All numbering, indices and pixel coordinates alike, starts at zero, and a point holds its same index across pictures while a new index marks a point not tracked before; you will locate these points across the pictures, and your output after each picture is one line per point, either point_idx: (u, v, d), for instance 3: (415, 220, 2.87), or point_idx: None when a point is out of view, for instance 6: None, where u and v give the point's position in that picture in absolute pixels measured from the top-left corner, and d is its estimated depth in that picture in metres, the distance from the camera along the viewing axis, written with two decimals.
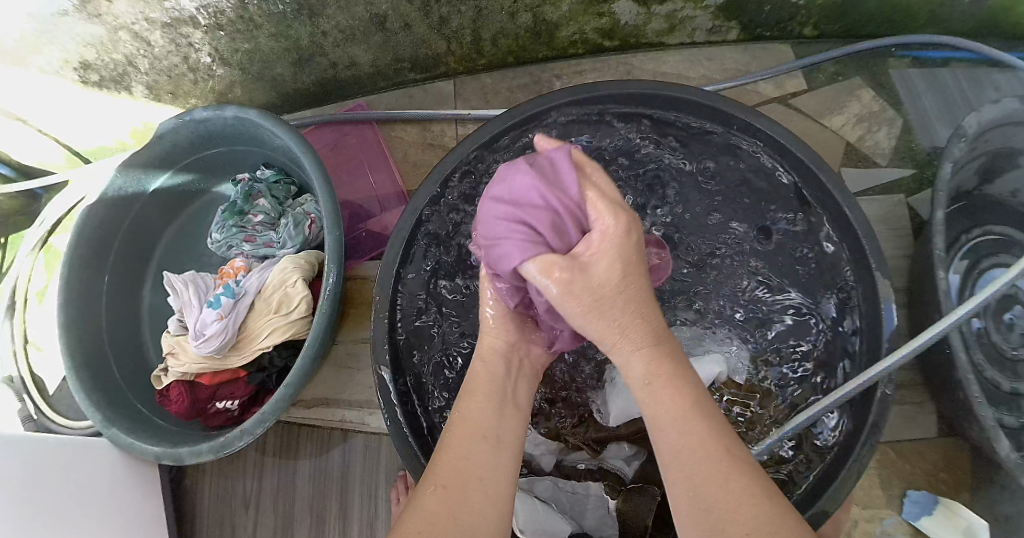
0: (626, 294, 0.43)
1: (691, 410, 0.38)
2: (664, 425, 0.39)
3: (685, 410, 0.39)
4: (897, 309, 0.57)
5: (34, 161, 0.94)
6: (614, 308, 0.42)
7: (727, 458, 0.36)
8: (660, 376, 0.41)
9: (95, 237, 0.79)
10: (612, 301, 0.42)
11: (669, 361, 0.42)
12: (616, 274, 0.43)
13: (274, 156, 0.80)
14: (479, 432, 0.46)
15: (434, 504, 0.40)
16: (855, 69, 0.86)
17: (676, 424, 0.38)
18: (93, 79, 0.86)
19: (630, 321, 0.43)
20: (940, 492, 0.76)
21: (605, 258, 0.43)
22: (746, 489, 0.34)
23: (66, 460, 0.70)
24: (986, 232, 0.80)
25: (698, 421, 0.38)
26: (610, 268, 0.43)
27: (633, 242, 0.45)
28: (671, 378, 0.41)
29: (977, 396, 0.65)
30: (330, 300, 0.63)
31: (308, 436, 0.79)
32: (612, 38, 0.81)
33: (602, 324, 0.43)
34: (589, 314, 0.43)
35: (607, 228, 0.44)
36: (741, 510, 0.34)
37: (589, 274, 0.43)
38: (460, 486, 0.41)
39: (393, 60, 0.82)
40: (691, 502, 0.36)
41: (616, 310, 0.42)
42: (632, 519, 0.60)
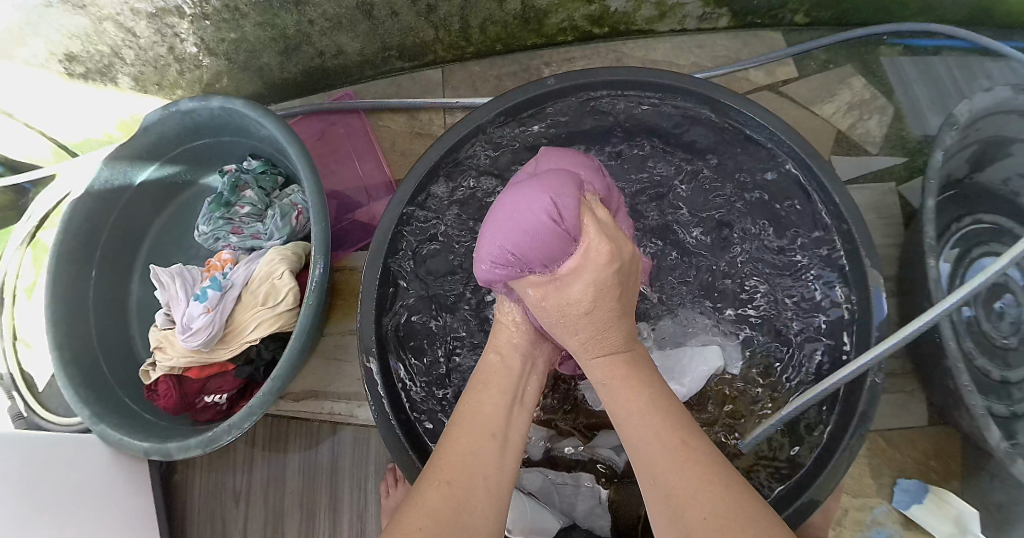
0: (592, 314, 0.49)
1: (649, 410, 0.43)
2: (624, 420, 0.43)
3: (640, 405, 0.43)
4: (886, 296, 0.57)
5: (23, 157, 0.93)
6: (577, 324, 0.49)
7: (681, 446, 0.39)
8: (616, 377, 0.46)
9: (82, 231, 0.79)
10: (576, 319, 0.49)
11: (634, 370, 0.47)
12: (587, 295, 0.49)
13: (261, 147, 0.79)
14: (485, 430, 0.46)
15: (438, 499, 0.40)
16: (847, 56, 0.85)
17: (633, 418, 0.43)
18: (78, 71, 0.84)
19: (595, 336, 0.49)
20: (930, 480, 0.76)
21: (581, 280, 0.49)
22: (704, 477, 0.37)
23: (56, 461, 0.69)
24: (976, 221, 0.80)
25: (657, 418, 0.42)
26: (580, 290, 0.49)
27: (615, 263, 0.49)
28: (624, 382, 0.46)
29: (967, 385, 0.65)
30: (317, 292, 0.62)
31: (297, 429, 0.78)
32: (602, 25, 0.80)
33: (572, 337, 0.50)
34: (560, 325, 0.50)
35: (588, 257, 0.49)
36: (699, 497, 0.36)
37: (563, 292, 0.49)
38: (464, 482, 0.42)
39: (381, 48, 0.81)
40: (656, 495, 0.38)
41: (579, 326, 0.49)
42: (624, 509, 0.59)
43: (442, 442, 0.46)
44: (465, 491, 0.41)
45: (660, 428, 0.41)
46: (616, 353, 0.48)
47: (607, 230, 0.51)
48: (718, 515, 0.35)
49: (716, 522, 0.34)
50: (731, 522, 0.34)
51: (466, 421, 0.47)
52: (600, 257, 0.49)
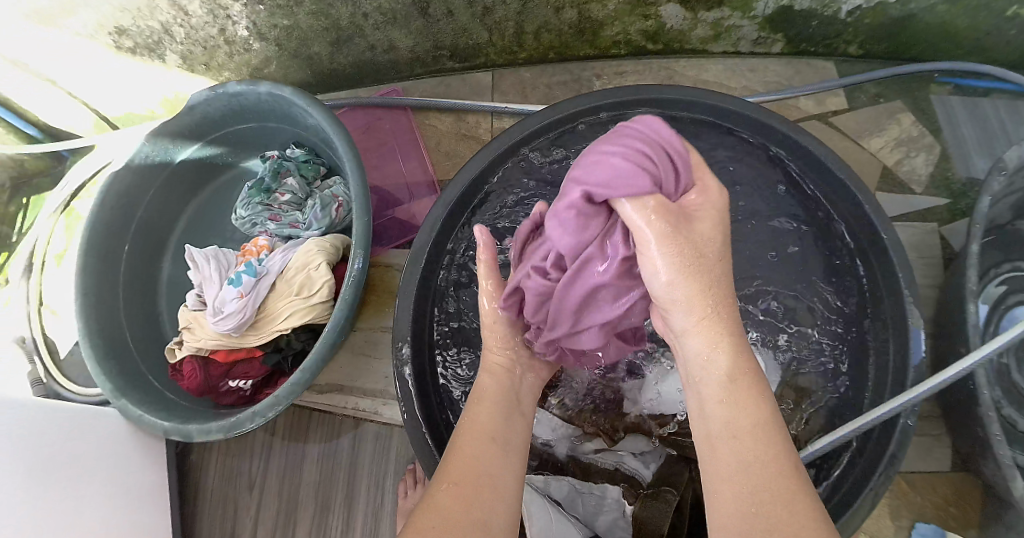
0: (724, 265, 0.41)
1: (771, 426, 0.38)
2: (740, 431, 0.37)
3: (764, 420, 0.38)
4: (925, 336, 0.57)
5: (65, 126, 0.95)
6: (711, 267, 0.40)
7: (795, 482, 0.35)
8: (744, 377, 0.39)
9: (120, 204, 0.79)
10: (714, 261, 0.40)
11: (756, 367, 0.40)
12: (719, 236, 0.41)
13: (305, 136, 0.79)
14: (488, 434, 0.46)
15: (452, 500, 0.39)
16: (897, 92, 0.84)
17: (754, 435, 0.37)
18: (126, 44, 0.85)
19: (724, 305, 0.41)
20: (949, 527, 0.74)
21: (709, 217, 0.41)
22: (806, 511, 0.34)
23: (74, 431, 0.69)
24: (1014, 268, 0.78)
25: (773, 437, 0.37)
26: (714, 238, 0.40)
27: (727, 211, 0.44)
28: (751, 386, 0.39)
29: (997, 434, 0.63)
30: (353, 287, 0.62)
31: (319, 421, 0.79)
32: (656, 41, 0.79)
33: (700, 284, 0.39)
34: (690, 268, 0.39)
35: (712, 199, 0.42)
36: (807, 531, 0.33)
37: (693, 224, 0.40)
38: (474, 486, 0.41)
39: (433, 47, 0.81)
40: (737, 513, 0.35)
41: (716, 277, 0.40)
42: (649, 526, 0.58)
43: (452, 443, 0.46)
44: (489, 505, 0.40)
45: (774, 449, 0.36)
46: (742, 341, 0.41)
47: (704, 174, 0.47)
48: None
49: None
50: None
51: (470, 425, 0.47)
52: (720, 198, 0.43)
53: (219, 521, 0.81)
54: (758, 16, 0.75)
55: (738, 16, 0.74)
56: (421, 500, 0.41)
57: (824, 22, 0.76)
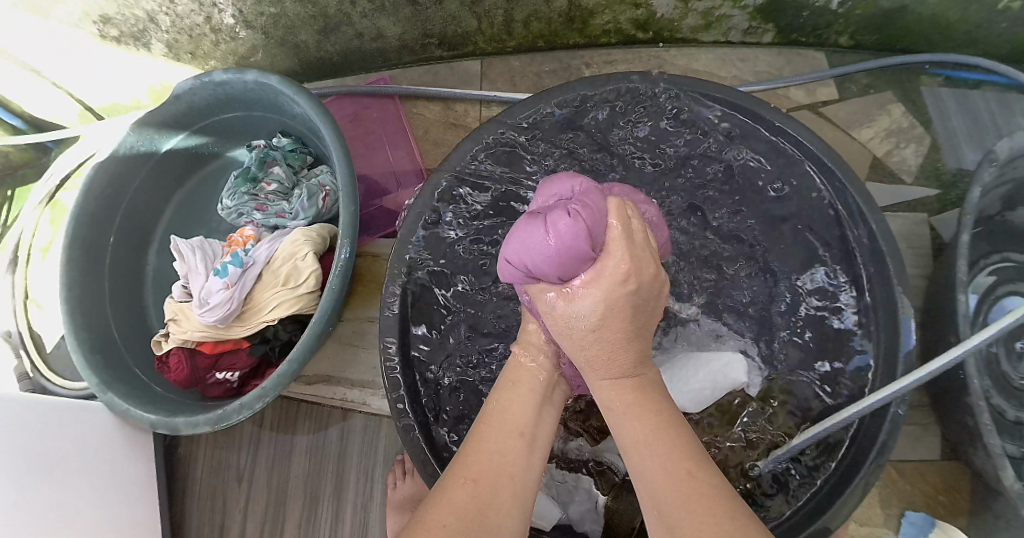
0: (600, 333, 0.46)
1: (657, 437, 0.41)
2: (630, 448, 0.42)
3: (647, 434, 0.41)
4: (916, 326, 0.57)
5: (49, 117, 0.93)
6: (584, 340, 0.46)
7: (686, 480, 0.37)
8: (620, 404, 0.45)
9: (105, 194, 0.78)
10: (584, 335, 0.46)
11: (639, 391, 0.45)
12: (596, 309, 0.45)
13: (292, 124, 0.78)
14: (515, 428, 0.45)
15: (465, 499, 0.39)
16: (887, 83, 0.83)
17: (638, 447, 0.41)
18: (112, 33, 0.84)
19: (596, 356, 0.47)
20: (938, 516, 0.73)
21: (589, 300, 0.45)
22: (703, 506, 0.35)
23: (59, 423, 0.68)
24: (1004, 259, 0.76)
25: (663, 444, 0.40)
26: (590, 312, 0.45)
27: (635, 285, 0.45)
28: (636, 406, 0.44)
29: (987, 424, 0.62)
30: (340, 276, 0.61)
31: (307, 413, 0.78)
32: (646, 30, 0.79)
33: (575, 348, 0.47)
34: (570, 340, 0.48)
35: (604, 279, 0.45)
36: (704, 526, 0.34)
37: (573, 309, 0.47)
38: (490, 485, 0.40)
39: (421, 34, 0.81)
40: (659, 526, 0.37)
41: (586, 343, 0.46)
42: (619, 519, 0.61)
43: (471, 434, 0.46)
44: (508, 509, 0.40)
45: (663, 460, 0.39)
46: (625, 377, 0.46)
47: (637, 244, 0.47)
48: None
49: None
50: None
51: (492, 419, 0.46)
52: (610, 272, 0.45)
53: (208, 514, 0.80)
54: (748, 6, 0.74)
55: (728, 5, 0.74)
56: (431, 492, 0.40)
57: (814, 12, 0.76)
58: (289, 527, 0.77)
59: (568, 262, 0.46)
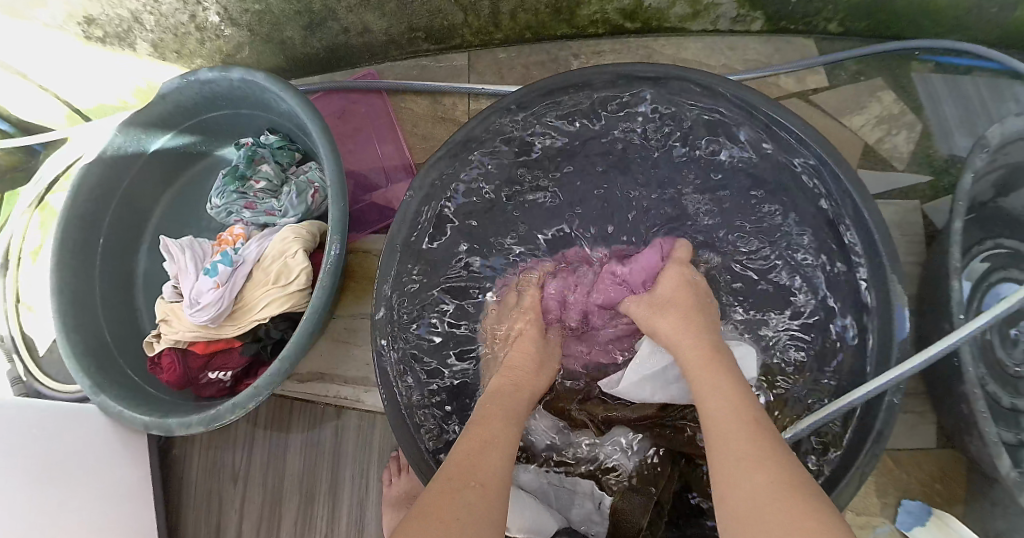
0: (677, 305, 0.59)
1: (728, 394, 0.46)
2: (705, 402, 0.47)
3: (722, 389, 0.47)
4: (909, 314, 0.56)
5: (35, 119, 0.93)
6: (675, 307, 0.59)
7: (752, 427, 0.43)
8: (700, 365, 0.51)
9: (94, 196, 0.77)
10: (669, 303, 0.60)
11: (711, 356, 0.52)
12: (674, 285, 0.62)
13: (279, 121, 0.78)
14: (491, 441, 0.46)
15: (467, 487, 0.41)
16: (877, 69, 0.83)
17: (712, 401, 0.47)
18: (96, 34, 0.83)
19: (679, 322, 0.57)
20: (935, 504, 0.73)
21: (669, 283, 0.62)
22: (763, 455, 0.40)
23: (53, 428, 0.67)
24: (997, 246, 0.75)
25: (729, 405, 0.45)
26: (668, 288, 0.62)
27: (692, 274, 0.64)
28: (715, 367, 0.50)
29: (982, 411, 0.62)
30: (331, 273, 0.61)
31: (300, 411, 0.78)
32: (634, 19, 0.79)
33: (659, 316, 0.59)
34: (651, 309, 0.61)
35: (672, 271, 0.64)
36: (764, 466, 0.39)
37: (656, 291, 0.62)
38: (482, 479, 0.42)
39: (408, 28, 0.80)
40: (719, 466, 0.41)
41: (669, 311, 0.59)
42: (627, 521, 0.60)
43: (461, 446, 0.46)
44: (495, 498, 0.41)
45: (729, 408, 0.45)
46: (705, 337, 0.54)
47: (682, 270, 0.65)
48: (774, 483, 0.37)
49: (779, 489, 0.37)
50: (790, 484, 0.37)
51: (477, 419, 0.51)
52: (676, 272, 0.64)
53: (205, 515, 0.80)
54: None
55: None
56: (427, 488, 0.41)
57: None
58: (286, 525, 0.77)
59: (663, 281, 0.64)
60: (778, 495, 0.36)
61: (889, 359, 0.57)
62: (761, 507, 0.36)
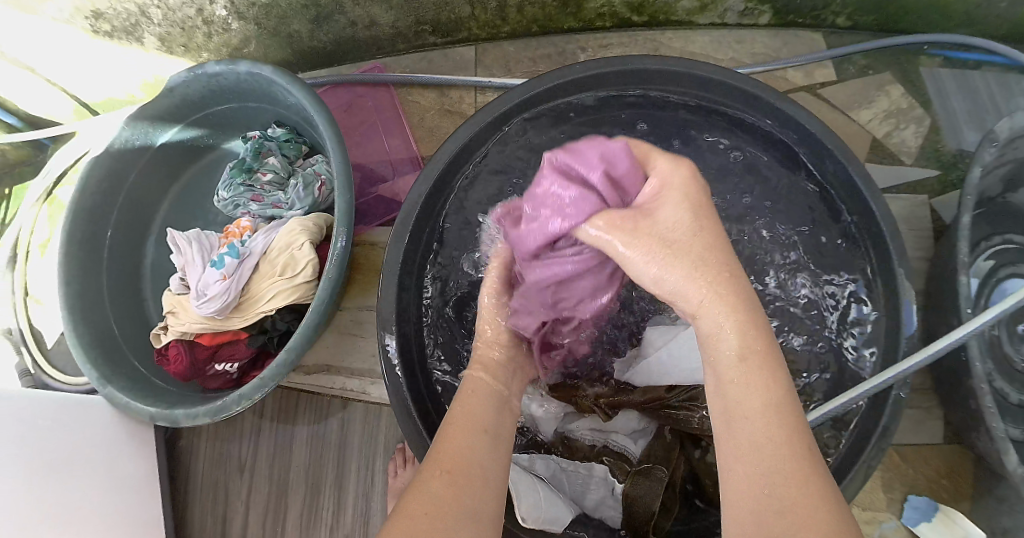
0: (695, 241, 0.42)
1: (781, 415, 0.36)
2: (750, 413, 0.36)
3: (771, 404, 0.36)
4: (917, 309, 0.56)
5: (44, 114, 0.93)
6: (687, 251, 0.41)
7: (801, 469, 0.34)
8: (754, 356, 0.38)
9: (101, 190, 0.78)
10: (687, 244, 0.41)
11: (767, 350, 0.38)
12: (683, 219, 0.42)
13: (287, 114, 0.78)
14: (480, 427, 0.45)
15: (441, 488, 0.39)
16: (885, 64, 0.82)
17: (760, 417, 0.36)
18: (104, 28, 0.83)
19: (716, 279, 0.40)
20: (941, 500, 0.73)
21: (672, 202, 0.43)
22: (813, 507, 0.32)
23: (62, 419, 0.68)
24: (1006, 241, 0.74)
25: (779, 429, 0.35)
26: (678, 215, 0.42)
27: (695, 177, 0.44)
28: (765, 361, 0.38)
29: (989, 406, 0.61)
30: (337, 264, 0.61)
31: (307, 403, 0.78)
32: (641, 12, 0.79)
33: (679, 266, 0.41)
34: (665, 257, 0.41)
35: (676, 171, 0.44)
36: (814, 526, 0.31)
37: (655, 219, 0.43)
38: (465, 473, 0.40)
39: (415, 22, 0.80)
40: (746, 496, 0.35)
41: (687, 255, 0.41)
42: (638, 505, 0.59)
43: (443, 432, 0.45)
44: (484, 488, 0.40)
45: (781, 434, 0.35)
46: (735, 302, 0.40)
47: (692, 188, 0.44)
48: None
49: None
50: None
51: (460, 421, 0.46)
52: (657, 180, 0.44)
53: (211, 506, 0.81)
54: None
55: None
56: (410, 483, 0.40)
57: None
58: (291, 516, 0.77)
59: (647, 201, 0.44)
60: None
61: (896, 353, 0.57)
62: None
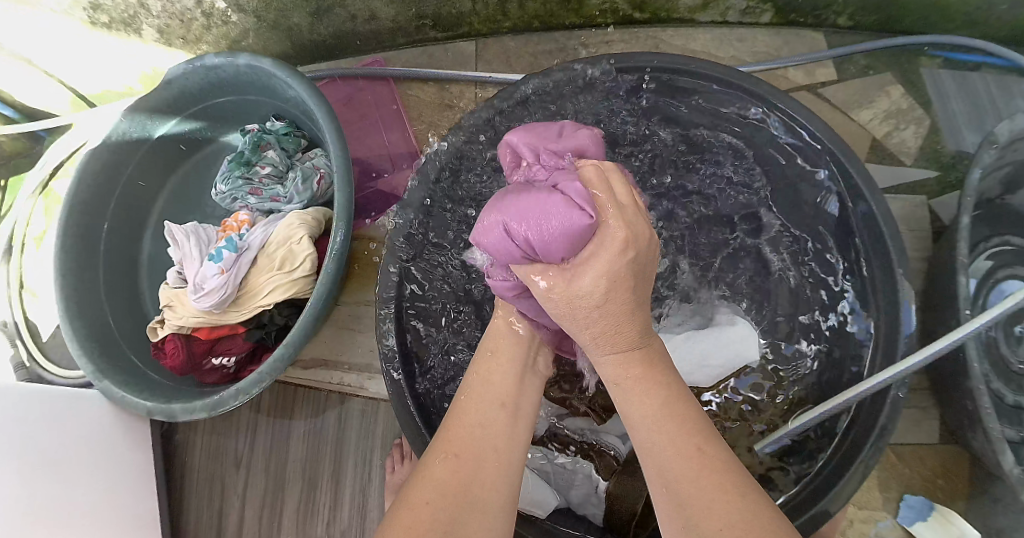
0: (606, 307, 0.41)
1: (666, 414, 0.39)
2: (637, 423, 0.40)
3: (656, 409, 0.39)
4: (916, 311, 0.55)
5: (42, 106, 0.93)
6: (589, 318, 0.42)
7: (696, 455, 0.36)
8: (628, 378, 0.41)
9: (97, 182, 0.77)
10: (587, 312, 0.41)
11: (645, 366, 0.42)
12: (600, 289, 0.40)
13: (286, 108, 0.78)
14: (497, 400, 0.44)
15: (447, 473, 0.38)
16: (887, 64, 0.82)
17: (646, 422, 0.39)
18: (102, 20, 0.83)
19: (606, 331, 0.42)
20: (937, 500, 0.73)
21: (593, 271, 0.40)
22: (711, 495, 0.34)
23: (56, 412, 0.67)
24: (1004, 242, 0.74)
25: (664, 432, 0.38)
26: (590, 286, 0.40)
27: (628, 250, 0.40)
28: (640, 383, 0.41)
29: (986, 406, 0.61)
30: (336, 258, 0.61)
31: (305, 397, 0.78)
32: (643, 10, 0.79)
33: (576, 325, 0.43)
34: (564, 316, 0.43)
35: (614, 238, 0.40)
36: (715, 506, 0.33)
37: (574, 284, 0.41)
38: (474, 458, 0.40)
39: (415, 16, 0.80)
40: (668, 500, 0.36)
41: (590, 320, 0.41)
42: (620, 505, 0.59)
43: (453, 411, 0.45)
44: (492, 466, 0.40)
45: (669, 435, 0.37)
46: (631, 349, 0.42)
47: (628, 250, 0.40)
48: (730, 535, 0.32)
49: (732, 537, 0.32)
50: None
51: (475, 393, 0.45)
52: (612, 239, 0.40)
53: (207, 501, 0.80)
54: None
55: None
56: (417, 470, 0.40)
57: None
58: (288, 511, 0.77)
59: (588, 250, 0.41)
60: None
61: (895, 353, 0.56)
62: None
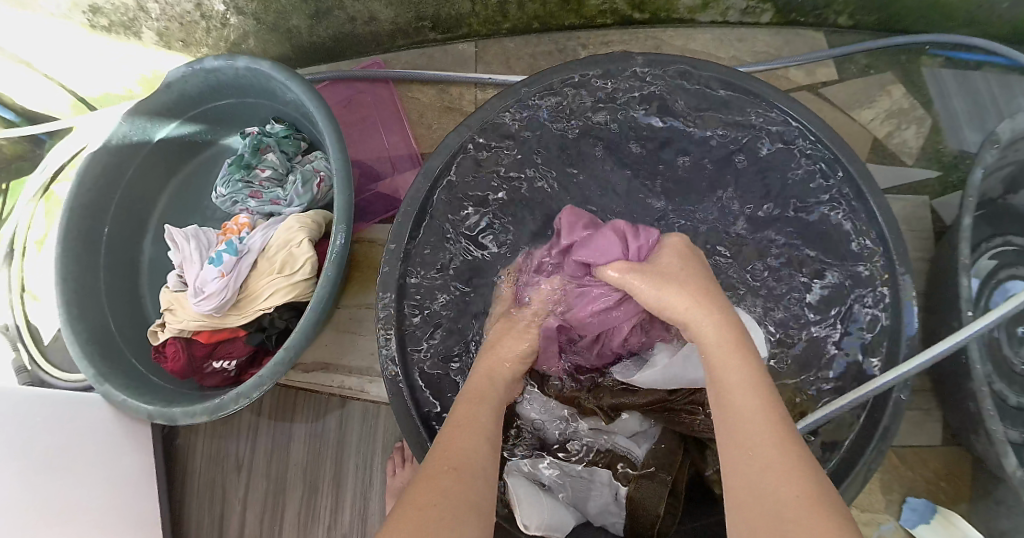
0: (686, 270, 0.54)
1: (750, 379, 0.41)
2: (719, 383, 0.42)
3: (749, 371, 0.42)
4: (918, 310, 0.54)
5: (40, 108, 0.92)
6: (676, 275, 0.53)
7: (770, 420, 0.38)
8: (722, 343, 0.45)
9: (97, 185, 0.77)
10: (676, 272, 0.53)
11: (732, 335, 0.46)
12: (673, 259, 0.56)
13: (285, 110, 0.78)
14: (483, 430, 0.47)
15: (452, 483, 0.39)
16: (888, 63, 0.82)
17: (728, 380, 0.42)
18: (101, 23, 0.83)
19: (692, 292, 0.51)
20: (939, 502, 0.72)
21: (669, 253, 0.57)
22: (779, 457, 0.35)
23: (59, 415, 0.67)
24: (1006, 243, 0.74)
25: (748, 393, 0.40)
26: (670, 258, 0.56)
27: (688, 243, 0.59)
28: (732, 346, 0.45)
29: (989, 408, 0.61)
30: (336, 262, 0.61)
31: (305, 400, 0.78)
32: (642, 10, 0.79)
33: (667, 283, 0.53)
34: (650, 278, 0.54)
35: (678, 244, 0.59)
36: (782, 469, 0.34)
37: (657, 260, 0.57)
38: (471, 472, 0.41)
39: (415, 18, 0.80)
40: (735, 469, 0.36)
41: (677, 277, 0.53)
42: (645, 510, 0.59)
43: (443, 433, 0.45)
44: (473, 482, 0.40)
45: (750, 397, 0.40)
46: (715, 309, 0.48)
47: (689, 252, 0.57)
48: (794, 489, 0.33)
49: (798, 493, 0.32)
50: (813, 497, 0.32)
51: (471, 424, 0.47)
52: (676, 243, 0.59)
53: (208, 506, 0.80)
54: None
55: None
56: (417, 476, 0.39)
57: None
58: (289, 515, 0.77)
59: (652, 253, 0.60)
60: (793, 503, 0.32)
61: (897, 356, 0.56)
62: (774, 517, 0.32)
